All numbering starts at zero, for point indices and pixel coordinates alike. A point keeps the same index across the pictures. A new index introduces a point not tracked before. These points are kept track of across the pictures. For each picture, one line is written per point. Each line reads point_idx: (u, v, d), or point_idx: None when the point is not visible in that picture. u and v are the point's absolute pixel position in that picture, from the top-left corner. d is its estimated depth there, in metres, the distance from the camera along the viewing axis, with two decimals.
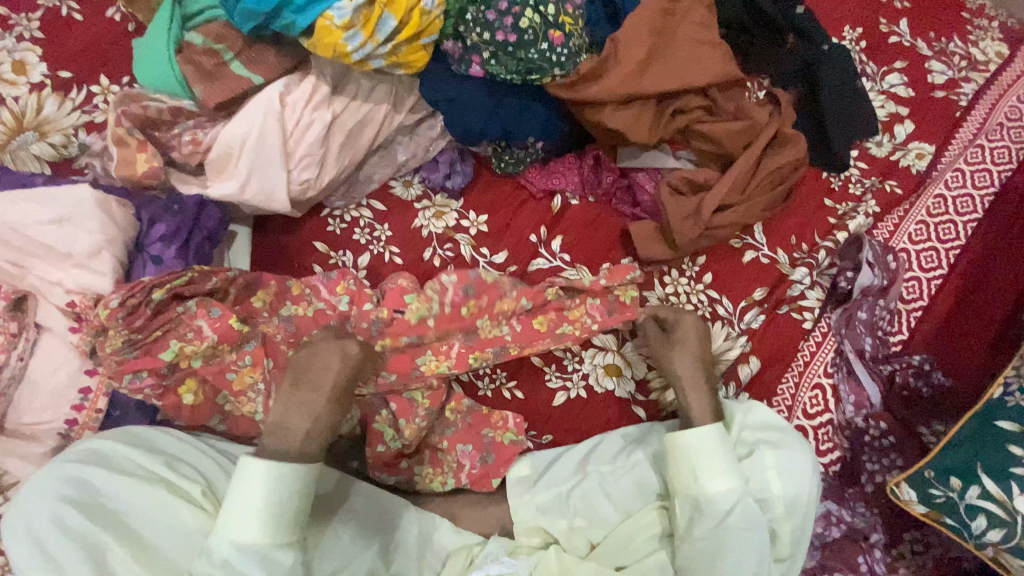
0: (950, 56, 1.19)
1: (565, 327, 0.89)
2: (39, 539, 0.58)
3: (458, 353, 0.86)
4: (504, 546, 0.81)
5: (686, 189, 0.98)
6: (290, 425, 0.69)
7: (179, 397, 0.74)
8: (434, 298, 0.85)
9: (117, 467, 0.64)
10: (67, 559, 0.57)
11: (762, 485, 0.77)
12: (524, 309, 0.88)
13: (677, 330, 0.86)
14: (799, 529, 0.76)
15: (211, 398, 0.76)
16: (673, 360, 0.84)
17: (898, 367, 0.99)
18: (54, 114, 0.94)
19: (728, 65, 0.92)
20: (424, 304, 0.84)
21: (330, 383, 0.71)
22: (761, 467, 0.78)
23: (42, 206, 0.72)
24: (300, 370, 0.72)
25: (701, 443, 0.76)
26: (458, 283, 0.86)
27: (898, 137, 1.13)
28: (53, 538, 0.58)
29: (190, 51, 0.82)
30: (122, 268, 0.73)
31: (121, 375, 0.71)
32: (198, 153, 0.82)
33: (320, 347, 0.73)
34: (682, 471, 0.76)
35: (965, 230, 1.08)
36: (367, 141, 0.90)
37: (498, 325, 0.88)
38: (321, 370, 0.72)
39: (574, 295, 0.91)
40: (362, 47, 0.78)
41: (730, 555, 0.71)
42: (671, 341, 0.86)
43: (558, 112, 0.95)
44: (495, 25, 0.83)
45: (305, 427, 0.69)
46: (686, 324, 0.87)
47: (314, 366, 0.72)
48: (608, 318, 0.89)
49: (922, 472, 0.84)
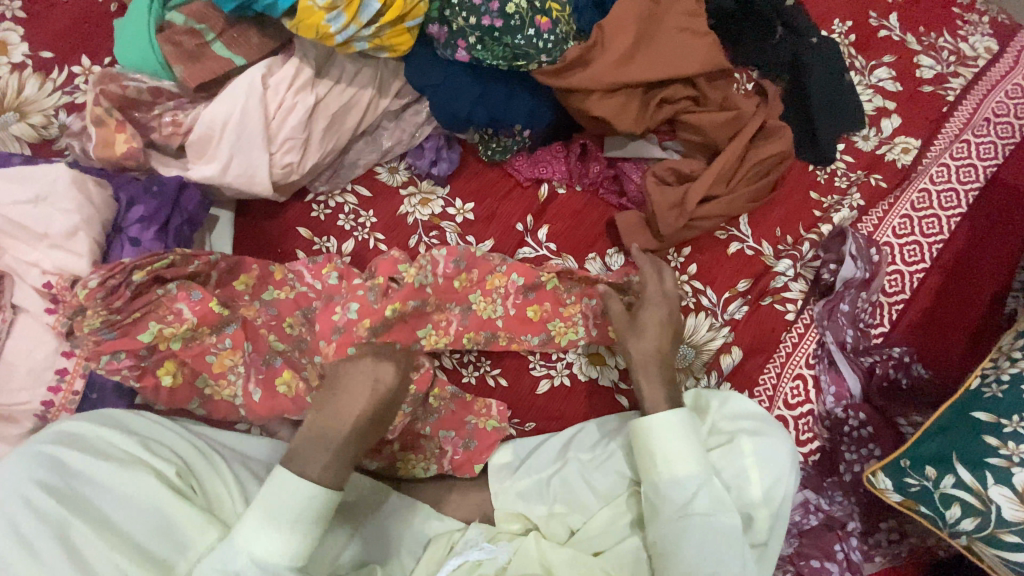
0: (938, 51, 1.20)
1: (556, 322, 0.89)
2: (9, 520, 0.55)
3: (456, 331, 0.87)
4: (484, 533, 0.80)
5: (671, 179, 0.98)
6: (315, 447, 0.66)
7: (157, 380, 0.73)
8: (427, 267, 0.84)
9: (92, 449, 0.63)
10: (43, 538, 0.55)
11: (740, 471, 0.78)
12: (517, 287, 0.88)
13: (642, 317, 0.85)
14: (775, 514, 0.77)
15: (190, 381, 0.76)
16: (632, 346, 0.83)
17: (878, 359, 1.00)
18: (35, 95, 0.92)
19: (716, 54, 0.92)
20: (420, 272, 0.83)
21: (361, 406, 0.70)
22: (738, 454, 0.79)
23: (18, 184, 0.71)
24: (335, 393, 0.71)
25: (672, 428, 0.76)
26: (449, 256, 0.86)
27: (884, 131, 1.14)
28: (26, 519, 0.56)
29: (173, 31, 0.81)
30: (100, 249, 0.72)
31: (99, 356, 0.70)
32: (178, 135, 0.81)
33: (357, 369, 0.73)
34: (653, 457, 0.76)
35: (949, 225, 1.09)
36: (352, 126, 0.89)
37: (492, 303, 0.88)
38: (353, 394, 0.71)
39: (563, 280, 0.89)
40: (346, 29, 0.77)
41: (694, 543, 0.71)
42: (633, 325, 0.84)
43: (545, 100, 0.94)
44: (481, 10, 0.82)
45: (329, 448, 0.66)
46: (651, 313, 0.85)
47: (348, 389, 0.71)
48: (601, 320, 0.90)
49: (898, 461, 0.86)
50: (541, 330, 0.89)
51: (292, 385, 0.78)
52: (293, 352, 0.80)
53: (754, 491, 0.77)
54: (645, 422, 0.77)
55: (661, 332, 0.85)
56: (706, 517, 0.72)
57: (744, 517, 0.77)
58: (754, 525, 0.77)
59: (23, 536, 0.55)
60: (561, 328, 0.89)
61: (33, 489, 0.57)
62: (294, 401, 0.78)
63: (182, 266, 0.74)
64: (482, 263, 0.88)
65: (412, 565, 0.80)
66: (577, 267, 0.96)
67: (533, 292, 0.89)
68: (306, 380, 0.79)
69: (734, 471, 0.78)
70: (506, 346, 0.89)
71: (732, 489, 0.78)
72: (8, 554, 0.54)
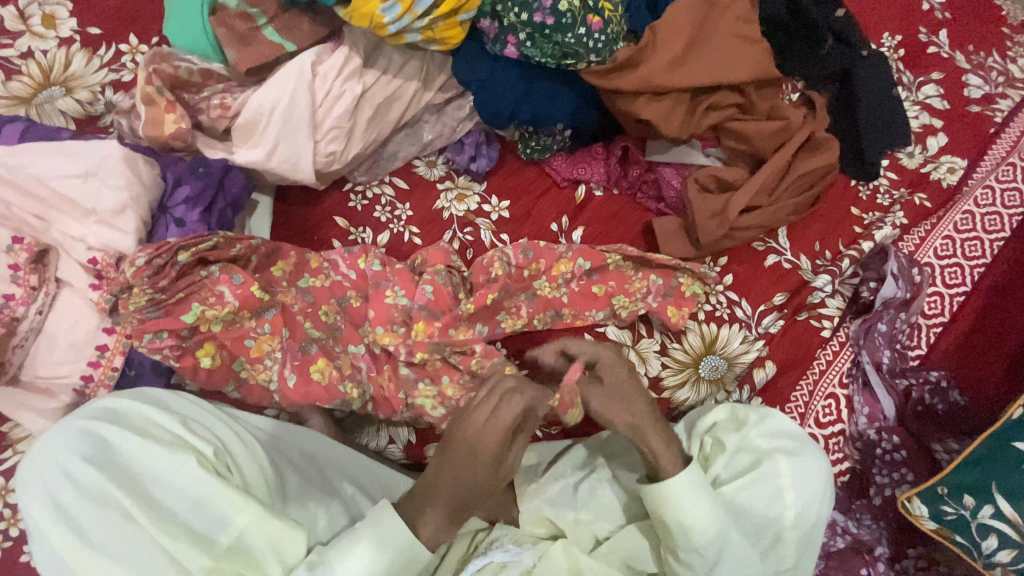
0: (987, 70, 1.17)
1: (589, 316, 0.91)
2: (53, 493, 0.57)
3: (527, 315, 0.88)
4: (509, 534, 0.78)
5: (713, 187, 0.96)
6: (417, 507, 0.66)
7: (196, 360, 0.73)
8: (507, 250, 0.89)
9: (130, 425, 0.63)
10: (84, 514, 0.57)
11: (774, 493, 0.74)
12: (583, 270, 0.90)
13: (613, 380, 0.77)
14: (803, 538, 0.74)
15: (228, 364, 0.75)
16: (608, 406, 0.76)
17: (914, 382, 0.97)
18: (81, 70, 0.93)
19: (767, 62, 0.90)
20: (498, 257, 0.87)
21: (464, 470, 0.65)
22: (774, 474, 0.75)
23: (68, 159, 0.71)
24: (444, 446, 0.67)
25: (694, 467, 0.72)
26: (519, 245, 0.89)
27: (930, 149, 1.11)
28: (69, 495, 0.57)
29: (225, 14, 0.81)
30: (145, 228, 0.73)
31: (142, 334, 0.70)
32: (226, 118, 0.81)
33: (466, 428, 0.66)
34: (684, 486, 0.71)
35: (992, 248, 1.06)
36: (394, 118, 0.88)
37: (557, 288, 0.90)
38: (457, 454, 0.65)
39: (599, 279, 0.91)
40: (400, 19, 0.77)
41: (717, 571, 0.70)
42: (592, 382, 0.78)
43: (589, 100, 0.93)
44: (534, 6, 0.81)
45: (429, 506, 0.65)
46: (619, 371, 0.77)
47: (458, 447, 0.66)
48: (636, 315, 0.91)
49: (935, 488, 0.84)
50: (606, 305, 0.91)
51: (325, 372, 0.78)
52: (328, 339, 0.80)
53: (788, 514, 0.74)
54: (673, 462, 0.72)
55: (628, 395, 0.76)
56: (732, 544, 0.70)
57: (772, 539, 0.74)
58: (779, 549, 0.74)
59: (66, 511, 0.57)
60: (624, 302, 0.91)
61: (76, 464, 0.58)
62: (327, 389, 0.78)
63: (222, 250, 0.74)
64: (549, 253, 0.89)
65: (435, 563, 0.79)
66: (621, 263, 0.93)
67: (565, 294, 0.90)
68: (340, 368, 0.79)
69: (768, 492, 0.74)
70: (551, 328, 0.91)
71: (765, 511, 0.74)
72: (54, 528, 0.56)
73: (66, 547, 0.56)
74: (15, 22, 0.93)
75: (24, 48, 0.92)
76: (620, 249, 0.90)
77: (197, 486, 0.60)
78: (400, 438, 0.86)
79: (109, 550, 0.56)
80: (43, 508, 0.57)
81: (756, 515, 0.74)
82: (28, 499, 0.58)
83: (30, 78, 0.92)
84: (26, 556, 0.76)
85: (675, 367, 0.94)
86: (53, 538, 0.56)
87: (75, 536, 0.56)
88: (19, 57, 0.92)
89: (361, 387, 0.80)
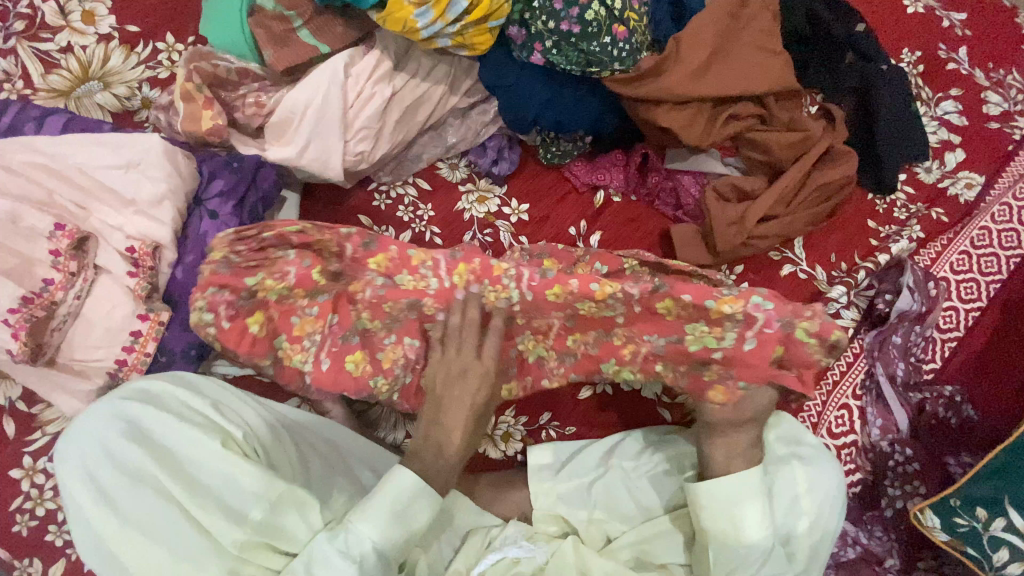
0: (1007, 88, 1.18)
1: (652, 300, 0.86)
2: (91, 471, 0.59)
3: None
4: (523, 530, 0.79)
5: (731, 196, 0.98)
6: (424, 461, 0.67)
7: (244, 325, 0.74)
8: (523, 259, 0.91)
9: (164, 406, 0.65)
10: (120, 492, 0.59)
11: (791, 501, 0.75)
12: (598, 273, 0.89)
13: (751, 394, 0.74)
14: (814, 547, 0.74)
15: (269, 338, 0.75)
16: (760, 409, 0.75)
17: (928, 396, 0.97)
18: (119, 66, 0.96)
19: (788, 75, 0.92)
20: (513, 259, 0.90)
21: (471, 413, 0.69)
22: (792, 481, 0.76)
23: (112, 150, 0.74)
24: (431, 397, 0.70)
25: (741, 489, 0.71)
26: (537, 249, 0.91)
27: (948, 164, 1.12)
28: (106, 473, 0.59)
29: (262, 15, 0.83)
30: (181, 219, 0.75)
31: (206, 287, 0.71)
32: (260, 116, 0.84)
33: (461, 374, 0.70)
34: (742, 488, 0.71)
35: (1007, 264, 1.06)
36: (422, 120, 0.91)
37: None
38: (460, 401, 0.69)
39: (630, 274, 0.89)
40: (432, 25, 0.79)
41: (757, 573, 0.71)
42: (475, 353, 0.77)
43: (611, 107, 0.95)
44: (562, 14, 0.83)
45: (439, 458, 0.67)
46: (762, 394, 0.75)
47: (459, 391, 0.69)
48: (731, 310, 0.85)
49: (948, 500, 0.83)
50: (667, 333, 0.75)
51: (360, 364, 0.79)
52: (381, 329, 0.77)
53: (801, 522, 0.74)
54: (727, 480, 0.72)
55: (756, 420, 0.75)
56: (772, 550, 0.72)
57: (787, 550, 0.74)
58: (791, 558, 0.74)
59: (103, 487, 0.59)
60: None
61: (112, 444, 0.60)
62: (357, 380, 0.79)
63: (311, 234, 0.72)
64: (566, 256, 0.91)
65: (449, 557, 0.80)
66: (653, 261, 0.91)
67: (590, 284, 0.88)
68: (374, 363, 0.79)
69: (786, 499, 0.75)
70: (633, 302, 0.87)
71: (779, 519, 0.74)
72: (92, 505, 0.58)
73: (103, 523, 0.58)
74: (56, 17, 0.96)
75: (65, 44, 0.96)
76: (636, 254, 0.89)
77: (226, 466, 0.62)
78: None
79: (144, 525, 0.58)
80: (81, 486, 0.59)
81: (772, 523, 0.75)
82: (67, 477, 0.60)
83: (70, 72, 0.95)
84: (51, 536, 0.78)
85: None
86: (91, 515, 0.58)
87: (110, 513, 0.58)
88: (58, 51, 0.95)
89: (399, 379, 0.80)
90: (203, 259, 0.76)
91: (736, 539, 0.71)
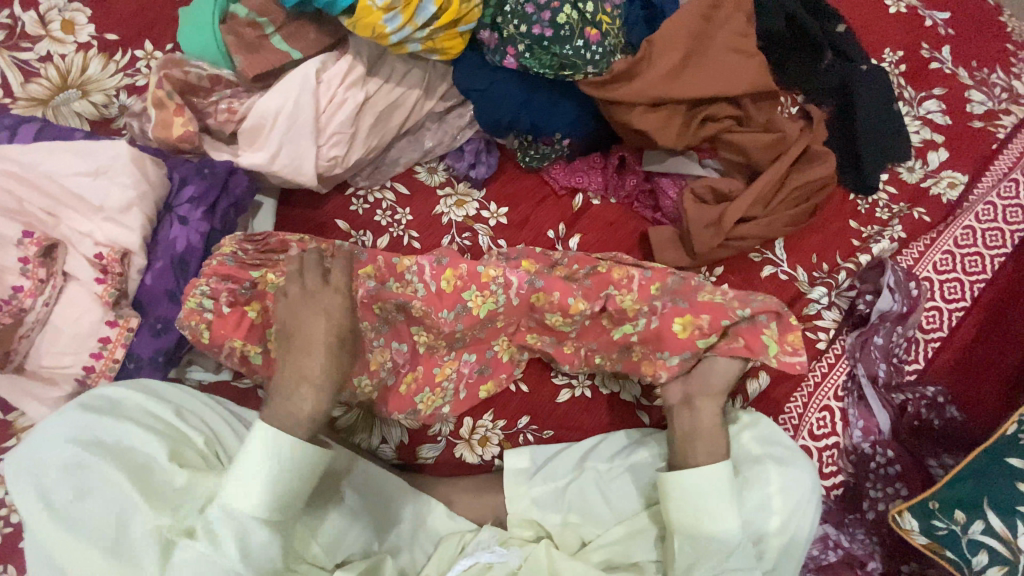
0: (990, 87, 1.17)
1: None
2: (40, 474, 0.59)
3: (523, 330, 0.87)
4: (496, 535, 0.80)
5: (709, 198, 0.97)
6: (294, 392, 0.67)
7: (241, 313, 0.74)
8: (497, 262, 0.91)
9: (127, 413, 0.66)
10: (70, 497, 0.57)
11: (762, 501, 0.75)
12: None
13: (703, 368, 0.79)
14: (787, 547, 0.74)
15: (262, 330, 0.75)
16: (717, 381, 0.78)
17: (910, 397, 0.97)
18: (97, 74, 0.96)
19: (762, 77, 0.91)
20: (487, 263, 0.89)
21: (322, 339, 0.69)
22: (765, 479, 0.76)
23: (80, 157, 0.74)
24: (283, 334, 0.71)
25: (707, 484, 0.71)
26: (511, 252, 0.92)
27: (931, 164, 1.11)
28: (53, 476, 0.58)
29: (236, 22, 0.84)
30: (150, 225, 0.75)
31: (208, 275, 0.73)
32: (232, 122, 0.84)
33: (310, 304, 0.71)
34: (713, 482, 0.71)
35: (992, 264, 1.05)
36: (397, 124, 0.91)
37: None
38: (315, 329, 0.70)
39: None
40: (401, 30, 0.79)
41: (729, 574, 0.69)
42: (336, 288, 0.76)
43: (587, 110, 0.95)
44: (533, 19, 0.84)
45: (308, 386, 0.68)
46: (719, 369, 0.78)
47: (311, 320, 0.70)
48: None
49: (926, 503, 0.83)
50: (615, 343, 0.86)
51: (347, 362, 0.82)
52: (372, 331, 0.82)
53: (773, 521, 0.74)
54: (697, 475, 0.72)
55: (714, 393, 0.78)
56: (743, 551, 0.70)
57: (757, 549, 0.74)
58: (763, 556, 0.74)
59: (47, 491, 0.58)
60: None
61: (64, 446, 0.60)
62: None
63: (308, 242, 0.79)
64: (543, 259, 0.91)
65: (423, 561, 0.80)
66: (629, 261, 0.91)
67: None
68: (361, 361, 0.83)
69: (757, 499, 0.75)
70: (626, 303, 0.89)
71: (751, 518, 0.74)
72: (40, 514, 0.56)
73: (51, 533, 0.56)
74: (36, 27, 0.97)
75: (44, 53, 0.96)
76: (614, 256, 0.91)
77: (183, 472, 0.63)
78: (393, 438, 0.88)
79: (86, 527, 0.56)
80: (30, 496, 0.57)
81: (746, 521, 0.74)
82: (16, 486, 0.58)
83: (48, 81, 0.96)
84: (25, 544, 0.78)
85: None
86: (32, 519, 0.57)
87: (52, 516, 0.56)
88: (38, 60, 0.96)
89: (383, 378, 0.84)
90: (172, 264, 0.75)
91: (708, 533, 0.70)
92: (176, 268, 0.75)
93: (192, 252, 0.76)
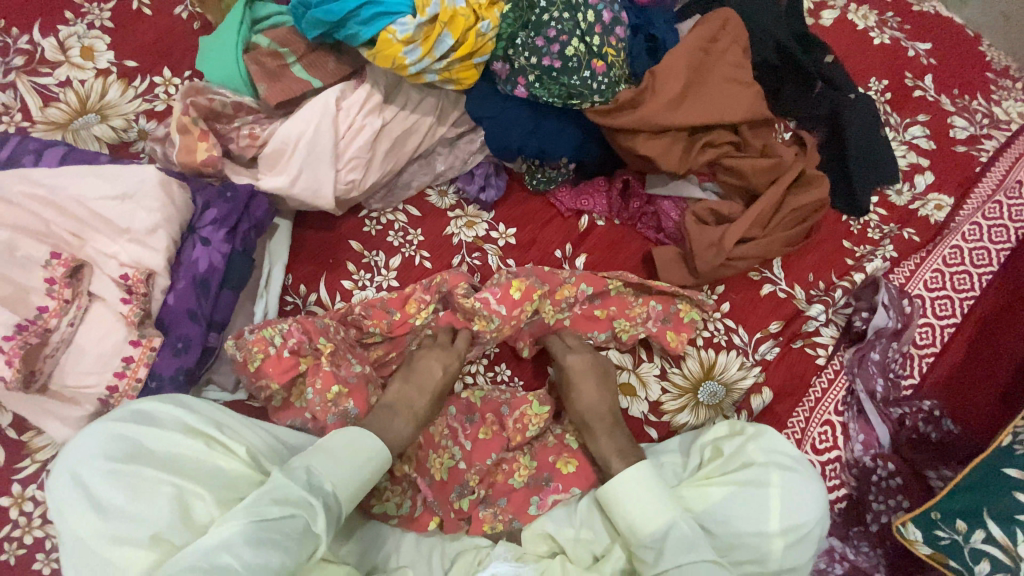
0: (972, 113, 1.24)
1: (621, 321, 0.97)
2: (85, 485, 0.56)
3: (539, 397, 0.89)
4: (510, 551, 0.80)
5: (710, 220, 1.01)
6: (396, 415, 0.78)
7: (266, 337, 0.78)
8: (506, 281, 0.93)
9: (160, 425, 0.61)
10: (114, 505, 0.55)
11: (761, 504, 0.77)
12: (586, 294, 0.95)
13: (594, 370, 0.90)
14: (790, 549, 0.75)
15: (280, 351, 0.78)
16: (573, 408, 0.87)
17: (908, 411, 1.00)
18: (116, 99, 0.99)
19: (759, 105, 0.97)
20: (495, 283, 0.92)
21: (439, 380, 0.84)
22: (764, 483, 0.78)
23: (107, 181, 0.76)
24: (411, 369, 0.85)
25: (633, 486, 0.76)
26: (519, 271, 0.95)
27: (917, 187, 1.16)
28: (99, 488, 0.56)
29: (258, 52, 0.88)
30: (174, 247, 0.77)
31: None
32: (254, 147, 0.87)
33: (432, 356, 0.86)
34: (639, 481, 0.76)
35: (980, 282, 1.09)
36: (411, 149, 0.94)
37: (560, 310, 0.95)
38: (428, 378, 0.84)
39: (638, 294, 0.99)
40: (420, 61, 0.83)
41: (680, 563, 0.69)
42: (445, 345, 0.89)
43: (593, 136, 0.99)
44: (544, 51, 0.87)
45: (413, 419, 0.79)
46: (580, 380, 0.89)
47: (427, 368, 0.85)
48: (664, 327, 0.97)
49: (928, 514, 0.86)
50: (607, 328, 0.97)
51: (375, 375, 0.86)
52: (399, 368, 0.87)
53: (773, 524, 0.76)
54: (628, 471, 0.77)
55: (594, 381, 0.89)
56: (685, 534, 0.72)
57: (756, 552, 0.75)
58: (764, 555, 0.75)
59: (94, 501, 0.55)
60: (624, 326, 0.97)
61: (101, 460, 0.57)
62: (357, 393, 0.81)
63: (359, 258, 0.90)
64: (553, 278, 0.94)
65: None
66: (637, 279, 0.95)
67: (599, 298, 0.97)
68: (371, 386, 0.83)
69: (755, 502, 0.77)
70: (622, 324, 0.97)
71: (745, 521, 0.76)
72: (83, 518, 0.55)
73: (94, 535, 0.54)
74: (55, 53, 1.00)
75: (63, 78, 0.99)
76: (621, 275, 0.96)
77: (229, 469, 0.61)
78: None
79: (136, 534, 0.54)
80: (74, 499, 0.56)
81: (744, 522, 0.76)
82: (59, 490, 0.57)
83: (68, 105, 0.98)
84: (38, 564, 0.77)
85: (674, 392, 0.99)
86: (80, 530, 0.55)
87: (103, 525, 0.54)
88: (57, 85, 0.99)
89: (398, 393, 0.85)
90: (194, 284, 0.77)
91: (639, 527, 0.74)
92: (197, 289, 0.77)
93: (213, 272, 0.78)
